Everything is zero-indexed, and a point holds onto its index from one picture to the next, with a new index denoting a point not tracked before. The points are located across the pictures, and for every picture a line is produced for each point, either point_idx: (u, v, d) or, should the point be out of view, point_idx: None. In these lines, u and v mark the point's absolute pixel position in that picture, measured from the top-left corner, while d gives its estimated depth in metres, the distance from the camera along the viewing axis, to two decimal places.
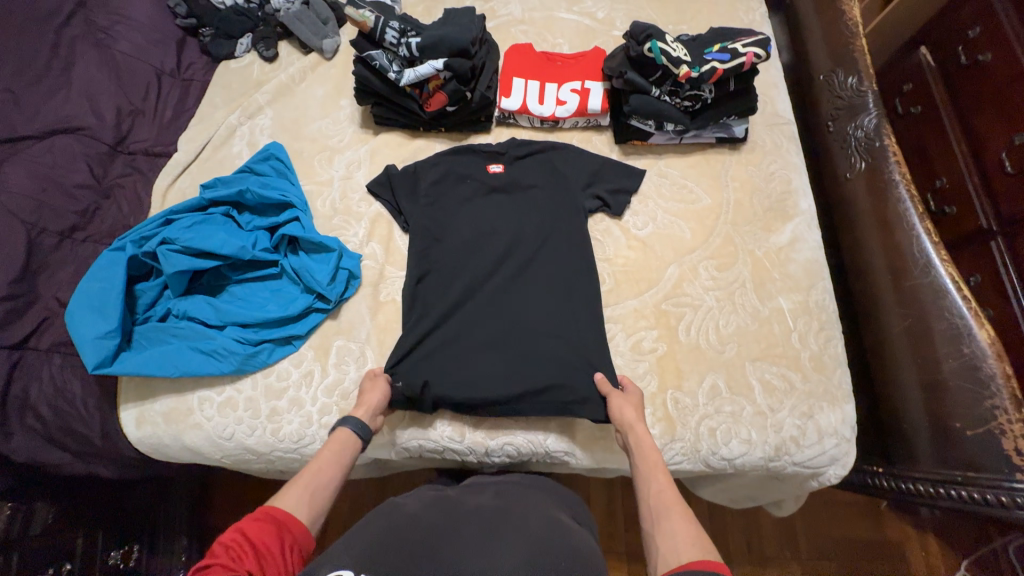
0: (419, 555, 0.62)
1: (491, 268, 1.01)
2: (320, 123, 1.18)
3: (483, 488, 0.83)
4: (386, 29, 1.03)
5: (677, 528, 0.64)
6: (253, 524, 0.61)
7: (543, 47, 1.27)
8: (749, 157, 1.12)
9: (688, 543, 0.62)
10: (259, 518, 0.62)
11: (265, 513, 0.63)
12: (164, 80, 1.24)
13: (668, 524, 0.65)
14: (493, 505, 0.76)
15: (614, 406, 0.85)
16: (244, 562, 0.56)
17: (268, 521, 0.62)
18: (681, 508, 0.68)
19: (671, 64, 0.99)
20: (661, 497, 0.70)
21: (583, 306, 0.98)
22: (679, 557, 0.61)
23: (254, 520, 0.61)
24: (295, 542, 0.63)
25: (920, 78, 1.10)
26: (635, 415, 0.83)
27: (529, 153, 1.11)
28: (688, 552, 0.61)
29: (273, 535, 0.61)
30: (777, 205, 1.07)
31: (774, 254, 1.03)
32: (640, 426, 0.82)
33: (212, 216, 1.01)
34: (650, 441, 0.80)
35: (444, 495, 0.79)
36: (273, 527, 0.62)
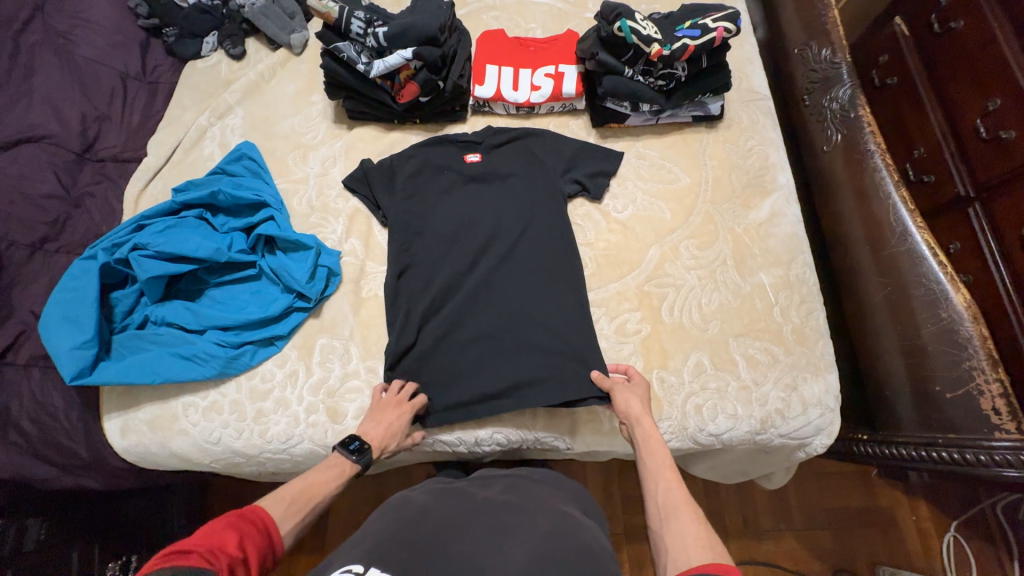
0: (427, 554, 0.62)
1: (473, 258, 1.01)
2: (292, 120, 1.16)
3: (493, 481, 0.83)
4: (351, 19, 1.00)
5: (687, 529, 0.64)
6: (242, 524, 0.62)
7: (516, 33, 1.26)
8: (726, 135, 1.11)
9: (698, 545, 0.62)
10: (248, 520, 0.63)
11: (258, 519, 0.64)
12: (130, 83, 1.21)
13: (677, 524, 0.65)
14: (500, 498, 0.76)
15: (619, 399, 0.85)
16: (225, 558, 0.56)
17: (258, 530, 0.63)
18: (691, 509, 0.67)
19: (641, 42, 0.97)
20: (668, 499, 0.69)
21: (567, 291, 0.98)
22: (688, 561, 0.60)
23: (243, 522, 0.62)
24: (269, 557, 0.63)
25: (895, 49, 1.08)
26: (641, 408, 0.83)
27: (505, 141, 1.10)
28: (698, 556, 0.60)
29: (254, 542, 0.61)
30: (755, 180, 1.07)
31: (754, 230, 1.03)
32: (647, 419, 0.82)
33: (184, 219, 0.99)
34: (657, 435, 0.79)
35: (452, 486, 0.80)
36: (261, 536, 0.62)
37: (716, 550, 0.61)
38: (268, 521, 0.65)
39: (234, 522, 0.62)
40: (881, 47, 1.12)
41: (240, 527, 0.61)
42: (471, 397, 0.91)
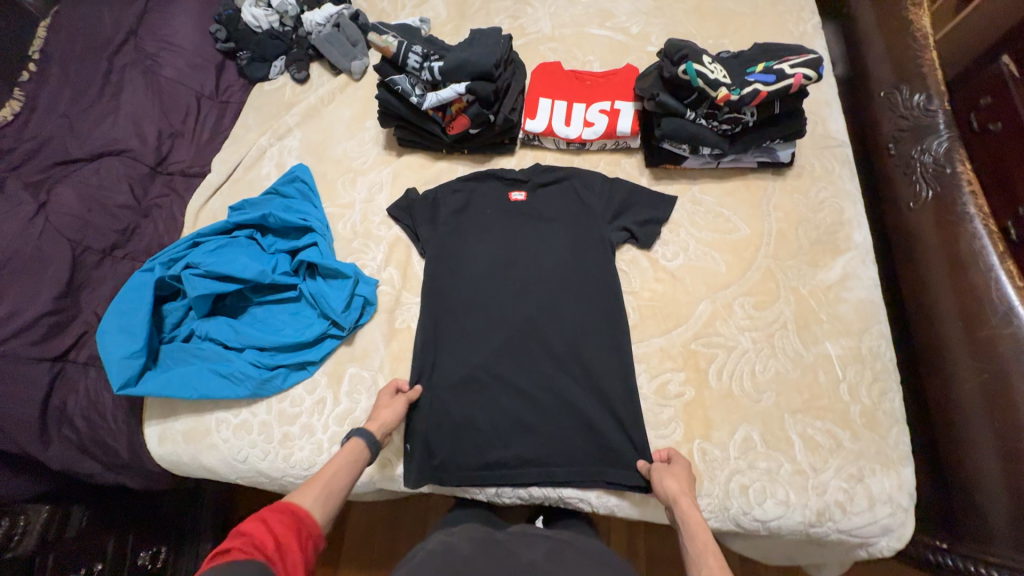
0: None
1: (509, 298, 0.98)
2: (345, 145, 1.20)
3: (535, 540, 0.77)
4: (408, 54, 1.00)
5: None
6: (273, 513, 0.65)
7: (573, 65, 1.23)
8: (795, 184, 1.02)
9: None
10: (277, 510, 0.66)
11: (284, 506, 0.67)
12: (203, 102, 1.28)
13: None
14: (544, 567, 0.69)
15: (655, 479, 0.78)
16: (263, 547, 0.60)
17: (287, 514, 0.66)
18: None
19: (707, 86, 0.88)
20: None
21: (603, 345, 0.92)
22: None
23: (273, 512, 0.66)
24: (310, 534, 0.66)
25: (1003, 92, 0.95)
26: (680, 487, 0.76)
27: (553, 180, 1.06)
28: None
29: (289, 523, 0.65)
30: (826, 237, 0.97)
31: (821, 292, 0.93)
32: (688, 498, 0.75)
33: (236, 239, 1.01)
34: (698, 515, 0.73)
35: (495, 539, 0.77)
36: (290, 517, 0.66)
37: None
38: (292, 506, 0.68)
39: (259, 513, 0.64)
40: (982, 89, 0.99)
41: (265, 520, 0.64)
42: (487, 454, 0.88)
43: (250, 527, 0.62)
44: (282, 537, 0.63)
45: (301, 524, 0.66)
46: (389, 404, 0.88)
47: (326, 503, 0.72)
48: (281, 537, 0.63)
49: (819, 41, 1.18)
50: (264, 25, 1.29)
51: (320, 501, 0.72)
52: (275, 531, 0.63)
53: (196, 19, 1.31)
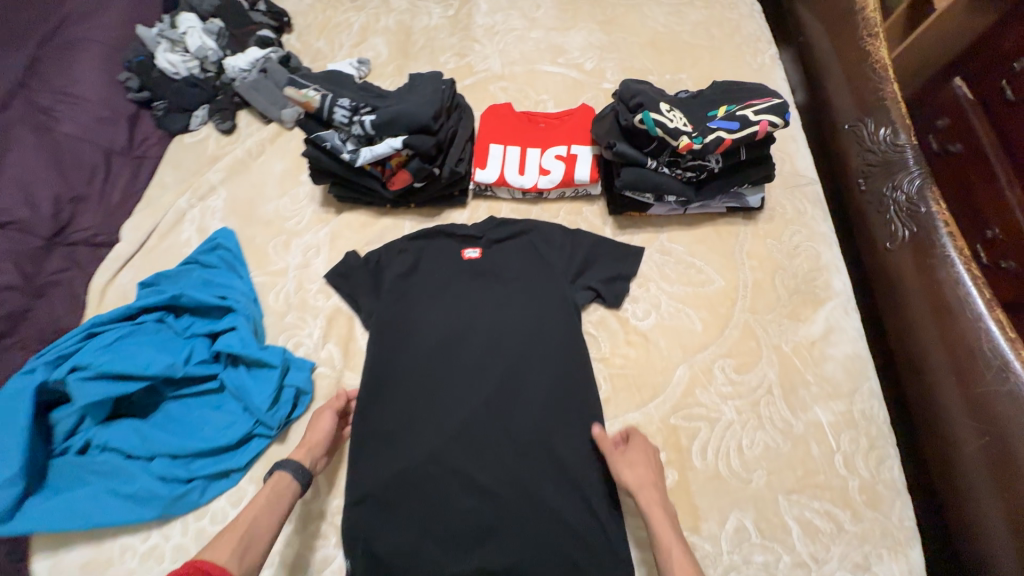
0: None
1: (465, 376, 0.86)
2: (276, 203, 1.07)
3: None
4: (335, 108, 0.89)
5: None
6: None
7: (526, 104, 1.14)
8: (767, 229, 0.95)
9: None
10: None
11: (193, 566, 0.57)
12: (113, 159, 1.13)
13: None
14: None
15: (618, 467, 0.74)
16: None
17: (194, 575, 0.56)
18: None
19: (667, 134, 0.79)
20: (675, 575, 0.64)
21: (573, 428, 0.82)
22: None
23: None
24: None
25: (957, 113, 0.92)
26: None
27: (509, 235, 0.96)
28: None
29: None
30: (806, 286, 0.90)
31: (806, 349, 0.85)
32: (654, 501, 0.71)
33: (141, 324, 0.86)
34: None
35: None
36: None
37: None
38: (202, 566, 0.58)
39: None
40: (937, 111, 0.95)
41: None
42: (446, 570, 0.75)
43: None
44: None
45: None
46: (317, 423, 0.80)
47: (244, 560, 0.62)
48: None
49: (778, 73, 1.14)
50: (182, 72, 1.18)
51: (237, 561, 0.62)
52: None
53: (102, 67, 1.17)
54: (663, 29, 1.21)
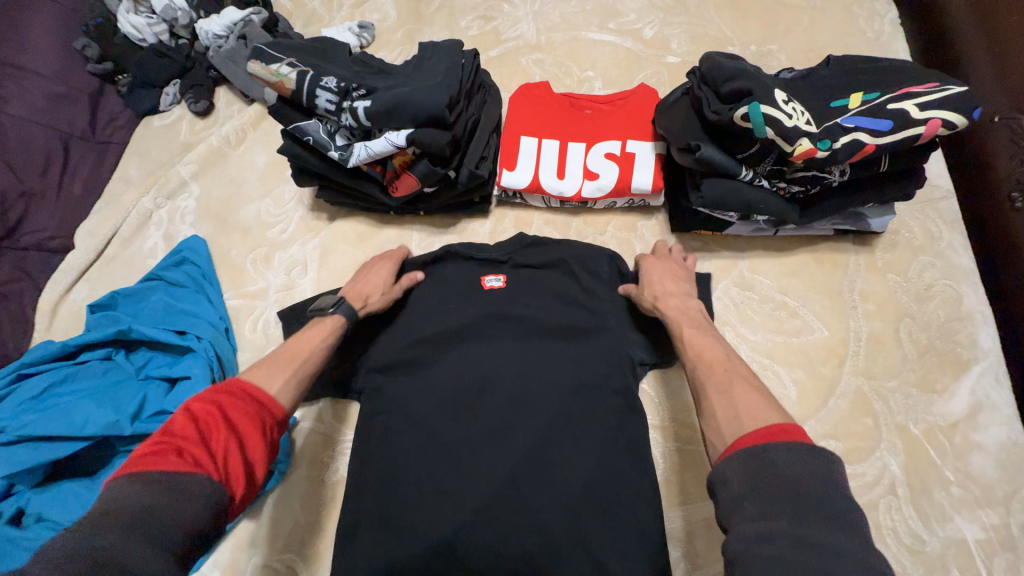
0: None
1: (481, 445, 0.66)
2: (258, 205, 0.88)
3: None
4: (317, 90, 0.67)
5: (742, 403, 0.48)
6: (227, 399, 0.50)
7: (566, 84, 0.90)
8: (888, 260, 0.72)
9: (759, 412, 0.46)
10: (232, 394, 0.51)
11: (242, 389, 0.52)
12: (72, 146, 0.94)
13: (710, 405, 0.50)
14: None
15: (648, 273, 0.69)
16: (225, 445, 0.47)
17: (245, 398, 0.51)
18: (718, 379, 0.52)
19: (782, 137, 0.55)
20: (695, 372, 0.55)
21: (621, 526, 0.62)
22: (780, 471, 0.39)
23: (228, 396, 0.50)
24: (276, 423, 0.53)
25: None
26: None
27: (545, 262, 0.73)
28: (787, 459, 0.39)
29: (250, 412, 0.50)
30: (941, 342, 0.67)
31: (943, 434, 0.63)
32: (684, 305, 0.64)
33: (86, 365, 0.71)
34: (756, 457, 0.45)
35: None
36: (253, 408, 0.51)
37: (785, 412, 0.45)
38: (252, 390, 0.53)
39: (203, 398, 0.49)
40: None
41: (222, 408, 0.49)
42: None
43: (194, 410, 0.48)
44: (238, 442, 0.48)
45: (261, 421, 0.51)
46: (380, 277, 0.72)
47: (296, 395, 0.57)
48: (246, 432, 0.49)
49: (902, 44, 0.86)
50: (149, 38, 0.97)
51: (289, 386, 0.57)
52: (237, 429, 0.48)
53: (57, 31, 0.96)
54: None
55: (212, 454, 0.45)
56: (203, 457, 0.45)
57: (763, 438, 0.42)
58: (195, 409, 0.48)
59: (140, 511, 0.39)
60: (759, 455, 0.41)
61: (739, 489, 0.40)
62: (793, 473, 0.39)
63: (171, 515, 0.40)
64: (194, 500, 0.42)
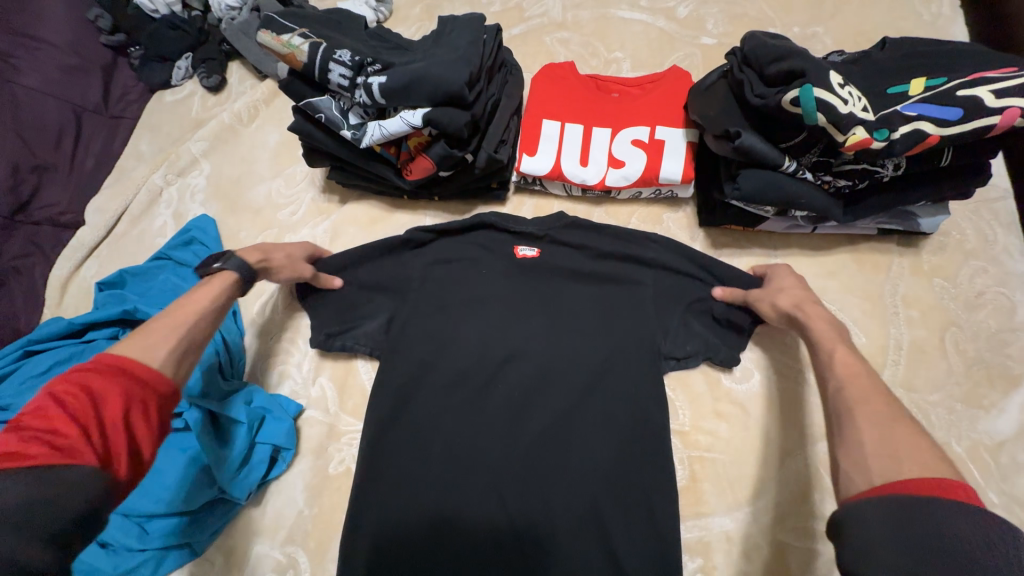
0: None
1: (493, 432, 0.64)
2: (268, 185, 0.85)
3: None
4: (331, 64, 0.63)
5: (905, 445, 0.41)
6: (82, 380, 0.44)
7: (592, 65, 0.85)
8: (935, 263, 0.66)
9: (926, 458, 0.40)
10: (88, 372, 0.45)
11: (104, 365, 0.46)
12: (84, 120, 0.92)
13: (851, 427, 0.45)
14: None
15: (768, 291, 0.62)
16: (88, 433, 0.42)
17: (110, 373, 0.45)
18: (876, 410, 0.45)
19: (834, 125, 0.50)
20: (841, 396, 0.48)
21: (628, 531, 0.59)
22: (946, 535, 0.34)
23: (83, 376, 0.44)
24: (156, 391, 0.47)
25: None
26: None
27: (581, 242, 0.69)
28: (960, 525, 0.34)
29: (115, 386, 0.45)
30: (992, 354, 0.62)
31: (988, 453, 0.58)
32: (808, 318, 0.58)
33: (91, 344, 0.69)
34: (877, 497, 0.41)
35: None
36: (123, 382, 0.45)
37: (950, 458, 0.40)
38: (121, 362, 0.47)
39: (54, 382, 0.44)
40: None
41: (91, 390, 0.44)
42: None
43: (54, 397, 0.43)
44: (114, 423, 0.43)
45: (142, 395, 0.46)
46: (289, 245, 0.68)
47: (186, 361, 0.51)
48: (117, 411, 0.44)
49: (960, 29, 0.79)
50: (161, 9, 0.93)
51: (175, 353, 0.51)
52: (103, 409, 0.43)
53: None
54: None
55: (74, 443, 0.41)
56: (64, 448, 0.41)
57: (925, 490, 0.37)
58: (60, 391, 0.43)
59: (14, 509, 0.37)
60: (914, 503, 0.36)
61: (878, 534, 0.36)
62: (961, 539, 0.34)
63: (56, 504, 0.39)
64: (58, 495, 0.39)
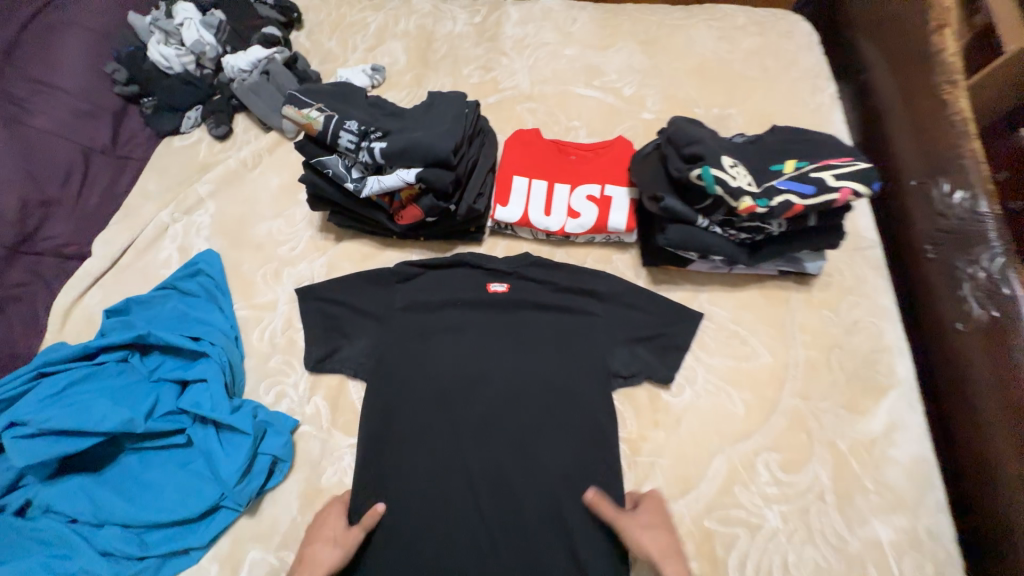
0: None
1: (469, 439, 0.75)
2: (270, 224, 0.95)
3: None
4: (341, 131, 0.77)
5: None
6: None
7: (554, 130, 1.02)
8: (823, 298, 0.84)
9: None
10: None
11: None
12: (92, 159, 1.00)
13: None
14: None
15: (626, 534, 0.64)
16: None
17: None
18: None
19: (728, 195, 0.68)
20: None
21: (579, 523, 0.70)
22: None
23: None
24: None
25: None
26: None
27: (545, 278, 0.83)
28: None
29: None
30: (865, 370, 0.78)
31: (864, 449, 0.73)
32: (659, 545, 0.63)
33: (101, 366, 0.76)
34: None
35: None
36: None
37: None
38: None
39: None
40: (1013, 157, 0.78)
41: None
42: None
43: None
44: None
45: None
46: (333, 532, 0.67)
47: None
48: None
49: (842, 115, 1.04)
50: (177, 67, 1.07)
51: None
52: None
53: (89, 54, 1.03)
54: (712, 55, 1.08)
55: None
56: None
57: None
58: None
59: None
60: None
61: None
62: None
63: None
64: None
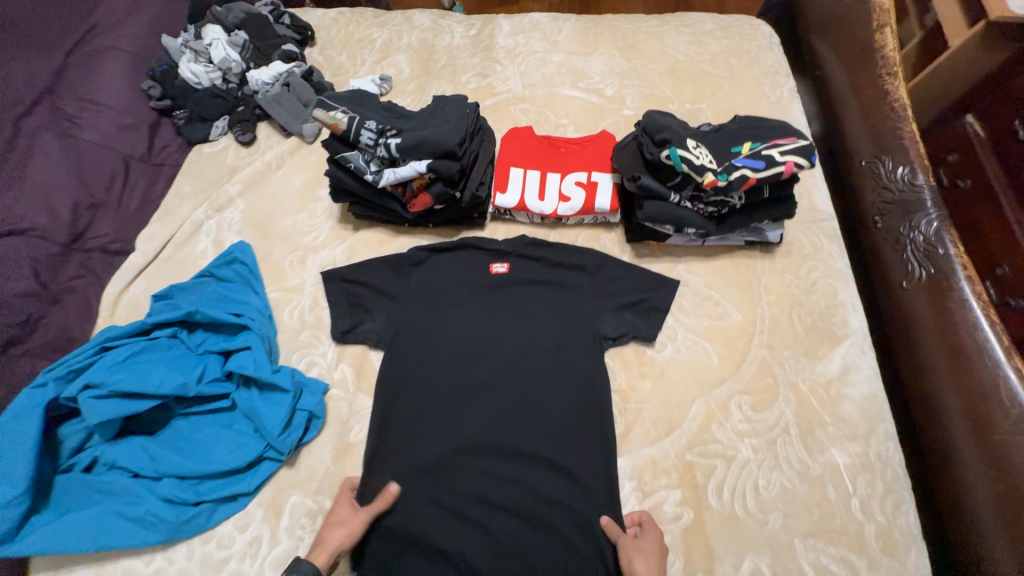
0: None
1: (478, 393, 0.86)
2: (294, 217, 1.07)
3: None
4: (361, 130, 0.89)
5: None
6: None
7: (545, 127, 1.15)
8: (785, 263, 0.96)
9: None
10: None
11: None
12: (132, 166, 1.11)
13: None
14: None
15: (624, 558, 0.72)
16: None
17: None
18: None
19: (693, 172, 0.79)
20: None
21: (576, 459, 0.82)
22: None
23: None
24: None
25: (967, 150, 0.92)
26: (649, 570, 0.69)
27: (540, 255, 0.95)
28: None
29: None
30: (823, 323, 0.90)
31: (822, 388, 0.85)
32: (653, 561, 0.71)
33: (155, 340, 0.87)
34: None
35: None
36: None
37: None
38: None
39: None
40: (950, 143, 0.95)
41: None
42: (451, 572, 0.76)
43: None
44: None
45: None
46: (344, 519, 0.75)
47: None
48: None
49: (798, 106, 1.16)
50: (206, 82, 1.19)
51: None
52: None
53: (128, 74, 1.15)
54: (684, 57, 1.21)
55: None
56: None
57: None
58: None
59: None
60: None
61: None
62: None
63: None
64: None
